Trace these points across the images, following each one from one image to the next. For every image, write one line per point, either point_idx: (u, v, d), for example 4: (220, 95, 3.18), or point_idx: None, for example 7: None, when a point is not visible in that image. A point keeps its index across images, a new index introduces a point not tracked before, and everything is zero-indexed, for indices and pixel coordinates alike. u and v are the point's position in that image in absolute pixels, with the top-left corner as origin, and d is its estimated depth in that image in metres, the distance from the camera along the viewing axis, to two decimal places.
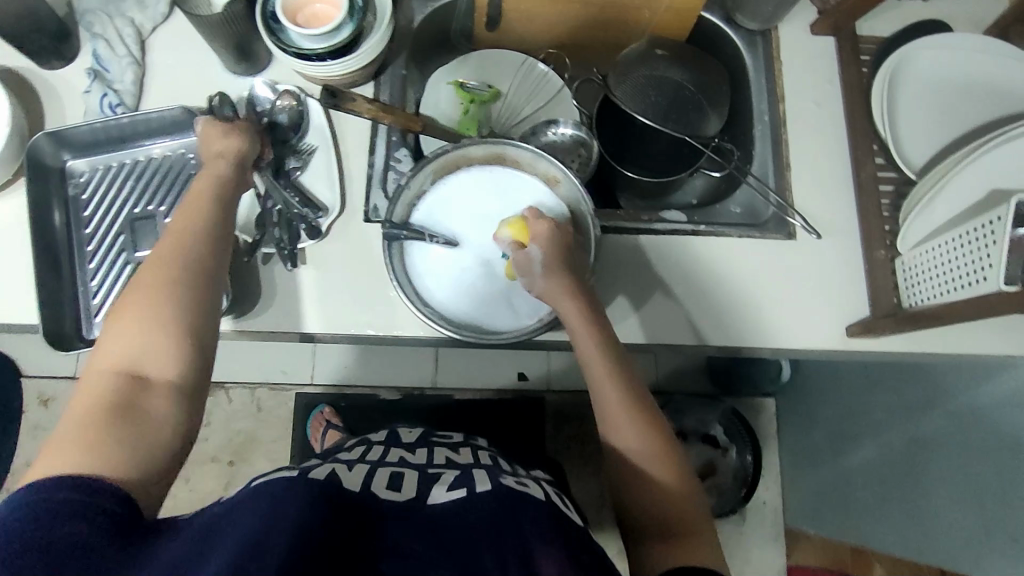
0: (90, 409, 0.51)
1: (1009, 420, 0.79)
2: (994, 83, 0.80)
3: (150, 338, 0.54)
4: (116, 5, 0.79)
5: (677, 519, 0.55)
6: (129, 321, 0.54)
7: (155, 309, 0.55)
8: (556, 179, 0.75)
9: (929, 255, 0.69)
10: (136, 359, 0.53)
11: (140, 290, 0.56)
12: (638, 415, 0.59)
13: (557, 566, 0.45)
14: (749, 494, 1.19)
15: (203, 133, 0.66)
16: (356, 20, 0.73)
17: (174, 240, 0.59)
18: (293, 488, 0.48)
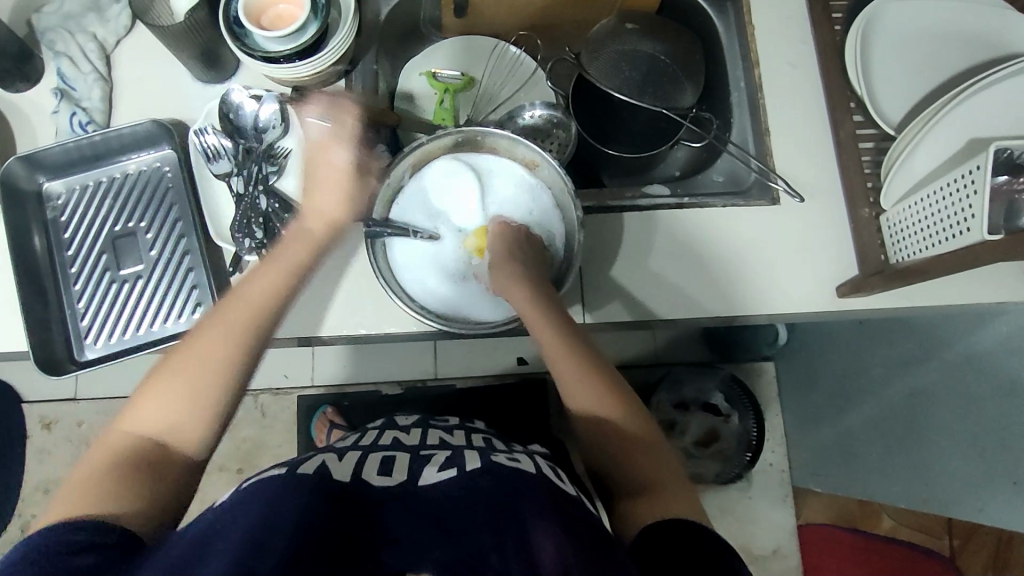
0: (108, 459, 0.53)
1: (1005, 366, 0.79)
2: (968, 31, 0.80)
3: (184, 409, 0.56)
4: (77, 21, 0.78)
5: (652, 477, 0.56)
6: (165, 383, 0.57)
7: (198, 381, 0.57)
8: (536, 163, 0.74)
9: (912, 210, 0.68)
10: (167, 422, 0.55)
11: (203, 345, 0.59)
12: (602, 385, 0.62)
13: (553, 538, 0.45)
14: (754, 459, 1.21)
15: (316, 180, 0.70)
16: (321, 18, 0.72)
17: (266, 287, 0.63)
18: (287, 484, 0.48)
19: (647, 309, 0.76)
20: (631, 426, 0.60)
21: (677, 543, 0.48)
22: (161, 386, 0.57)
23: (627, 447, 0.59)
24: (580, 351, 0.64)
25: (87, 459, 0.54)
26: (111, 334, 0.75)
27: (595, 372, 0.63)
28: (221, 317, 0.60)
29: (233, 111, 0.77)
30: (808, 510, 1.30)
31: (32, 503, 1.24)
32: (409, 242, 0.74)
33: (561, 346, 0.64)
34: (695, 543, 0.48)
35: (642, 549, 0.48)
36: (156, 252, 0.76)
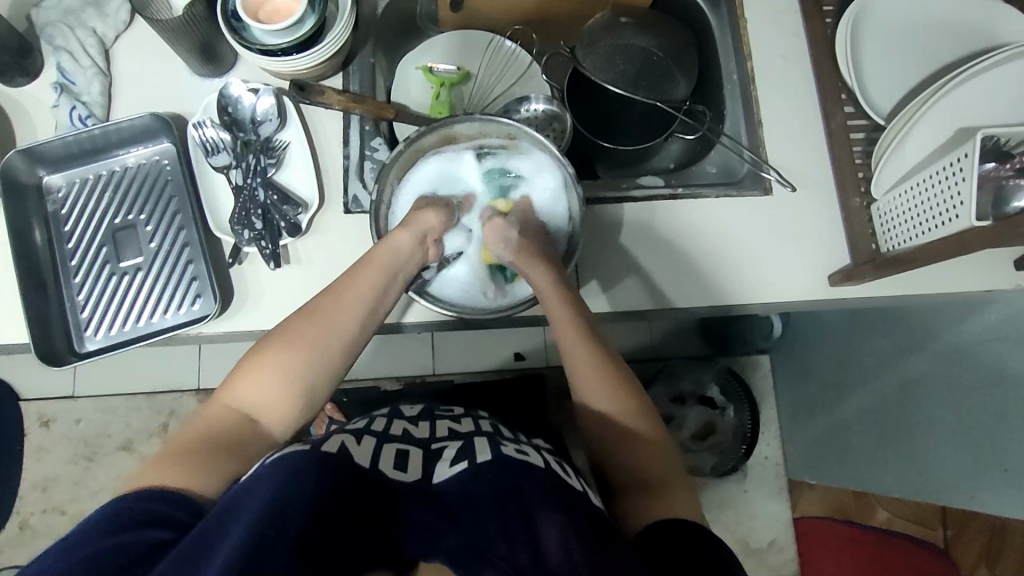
0: (209, 432, 0.56)
1: (995, 353, 0.81)
2: (955, 23, 0.81)
3: (276, 393, 0.59)
4: (76, 16, 0.79)
5: (652, 472, 0.58)
6: (265, 371, 0.59)
7: (294, 364, 0.60)
8: (514, 135, 0.76)
9: (902, 199, 0.69)
10: (261, 403, 0.58)
11: (296, 334, 0.62)
12: (611, 374, 0.63)
13: (559, 534, 0.46)
14: (749, 451, 1.22)
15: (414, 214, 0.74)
16: (318, 11, 0.73)
17: (334, 309, 0.64)
18: (313, 459, 0.49)
19: (643, 298, 0.77)
20: (636, 420, 0.61)
21: (679, 542, 0.49)
22: (254, 372, 0.59)
23: (629, 440, 0.60)
24: (591, 340, 0.64)
25: (190, 425, 0.57)
26: (111, 325, 0.75)
27: (606, 362, 0.63)
28: (306, 324, 0.63)
29: (231, 106, 0.78)
30: (804, 504, 1.30)
31: (31, 501, 1.24)
32: None
33: (574, 333, 0.65)
34: (695, 543, 0.49)
35: (644, 545, 0.50)
36: (156, 244, 0.77)
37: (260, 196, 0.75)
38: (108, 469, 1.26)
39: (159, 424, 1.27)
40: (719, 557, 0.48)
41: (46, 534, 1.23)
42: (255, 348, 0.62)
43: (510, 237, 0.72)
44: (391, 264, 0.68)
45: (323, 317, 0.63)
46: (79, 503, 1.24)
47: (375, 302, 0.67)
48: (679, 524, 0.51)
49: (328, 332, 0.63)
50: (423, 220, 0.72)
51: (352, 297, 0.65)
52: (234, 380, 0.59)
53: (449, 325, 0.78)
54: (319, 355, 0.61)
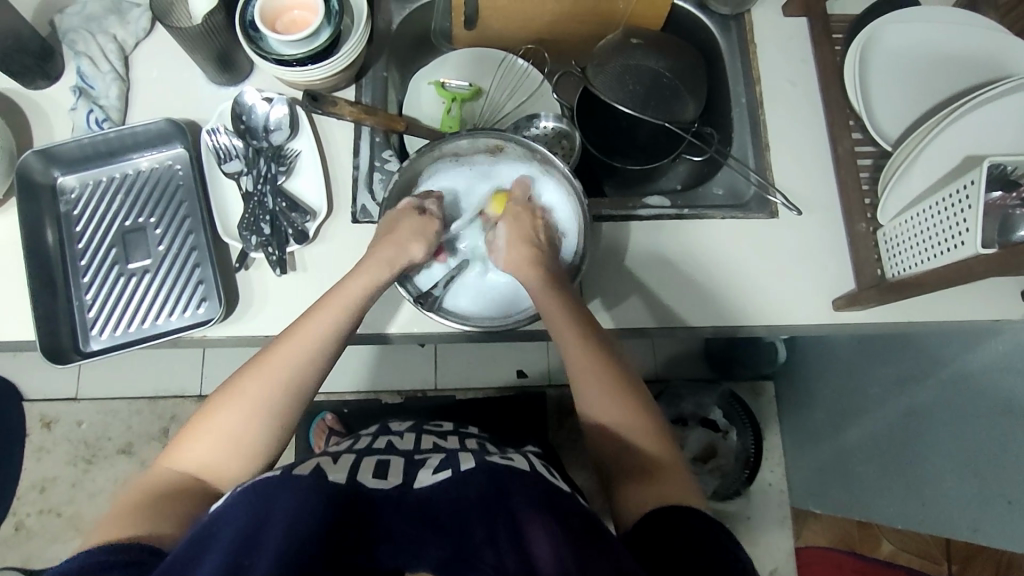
0: (167, 490, 0.56)
1: (1002, 383, 0.80)
2: (965, 53, 0.82)
3: (224, 454, 0.58)
4: (98, 23, 0.81)
5: (655, 468, 0.58)
6: (208, 432, 0.58)
7: (239, 426, 0.58)
8: (500, 146, 0.78)
9: (908, 225, 0.69)
10: (205, 462, 0.57)
11: (237, 396, 0.59)
12: (610, 375, 0.63)
13: (549, 544, 0.45)
14: (751, 475, 1.23)
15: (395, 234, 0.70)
16: (334, 24, 0.74)
17: (287, 363, 0.61)
18: (283, 482, 0.48)
19: (645, 318, 0.77)
20: (637, 420, 0.61)
21: (687, 529, 0.50)
22: (200, 433, 0.58)
23: (637, 447, 0.60)
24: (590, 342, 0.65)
25: (140, 483, 0.57)
26: (116, 325, 0.76)
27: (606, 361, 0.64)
28: (254, 377, 0.60)
29: (246, 114, 0.79)
30: (808, 534, 1.27)
31: (28, 501, 1.24)
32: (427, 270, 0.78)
33: (574, 334, 0.65)
34: (700, 528, 0.50)
35: (659, 534, 0.51)
36: (164, 246, 0.77)
37: (271, 202, 0.76)
38: (107, 472, 1.26)
39: (160, 429, 1.27)
40: (715, 532, 0.50)
41: (42, 535, 1.23)
42: (207, 402, 0.60)
43: (497, 242, 0.73)
44: (357, 301, 0.66)
45: (268, 375, 0.60)
46: (76, 506, 1.24)
47: (327, 351, 0.63)
48: (685, 513, 0.52)
49: (277, 386, 0.60)
50: (407, 253, 0.69)
51: (310, 346, 0.62)
52: (181, 439, 0.58)
53: (448, 337, 0.77)
54: (263, 417, 0.59)
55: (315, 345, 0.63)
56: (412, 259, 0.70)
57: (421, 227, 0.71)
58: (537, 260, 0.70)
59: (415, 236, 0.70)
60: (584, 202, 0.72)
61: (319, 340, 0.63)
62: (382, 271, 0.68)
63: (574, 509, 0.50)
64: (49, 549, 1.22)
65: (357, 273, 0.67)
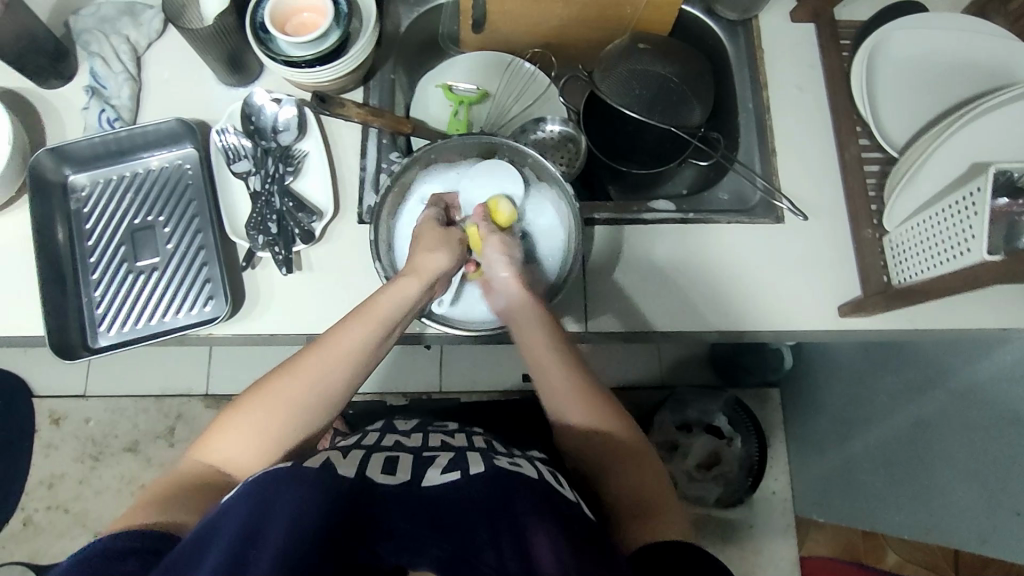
0: (177, 486, 0.57)
1: (1009, 393, 0.79)
2: (974, 60, 0.81)
3: (252, 453, 0.58)
4: (112, 25, 0.82)
5: (640, 481, 0.59)
6: (238, 431, 0.59)
7: (270, 427, 0.59)
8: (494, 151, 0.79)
9: (915, 232, 0.69)
10: (231, 460, 0.58)
11: (271, 396, 0.60)
12: (591, 396, 0.63)
13: (551, 548, 0.45)
14: (755, 483, 1.21)
15: (421, 247, 0.70)
16: (342, 26, 0.75)
17: (317, 370, 0.62)
18: (294, 475, 0.49)
19: (648, 322, 0.77)
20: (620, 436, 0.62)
21: (673, 554, 0.50)
22: (228, 432, 0.59)
23: (623, 474, 0.60)
24: (567, 364, 0.65)
25: (164, 478, 0.58)
26: (124, 322, 0.76)
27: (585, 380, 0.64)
28: (285, 381, 0.61)
29: (255, 115, 0.80)
30: (811, 543, 1.28)
31: (36, 497, 1.26)
32: None
33: (551, 360, 0.65)
34: (682, 552, 0.50)
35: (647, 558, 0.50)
36: (173, 245, 0.78)
37: (279, 202, 0.77)
38: (114, 469, 1.27)
39: (166, 427, 1.28)
40: (696, 551, 0.50)
41: (49, 531, 1.24)
42: (236, 401, 0.61)
43: (514, 256, 0.71)
44: (391, 316, 0.65)
45: (303, 379, 0.61)
46: (83, 502, 1.25)
47: (359, 362, 0.64)
48: (670, 543, 0.51)
49: (308, 391, 0.61)
50: (436, 264, 0.69)
51: (342, 354, 0.63)
52: (209, 436, 0.59)
53: (452, 338, 0.77)
54: (296, 421, 0.60)
55: (350, 357, 0.63)
56: (443, 268, 0.70)
57: (443, 239, 0.71)
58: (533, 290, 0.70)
59: (442, 247, 0.70)
60: (575, 205, 0.73)
61: (351, 348, 0.63)
62: (414, 286, 0.67)
63: (569, 511, 0.51)
64: (55, 545, 1.23)
65: (391, 288, 0.66)
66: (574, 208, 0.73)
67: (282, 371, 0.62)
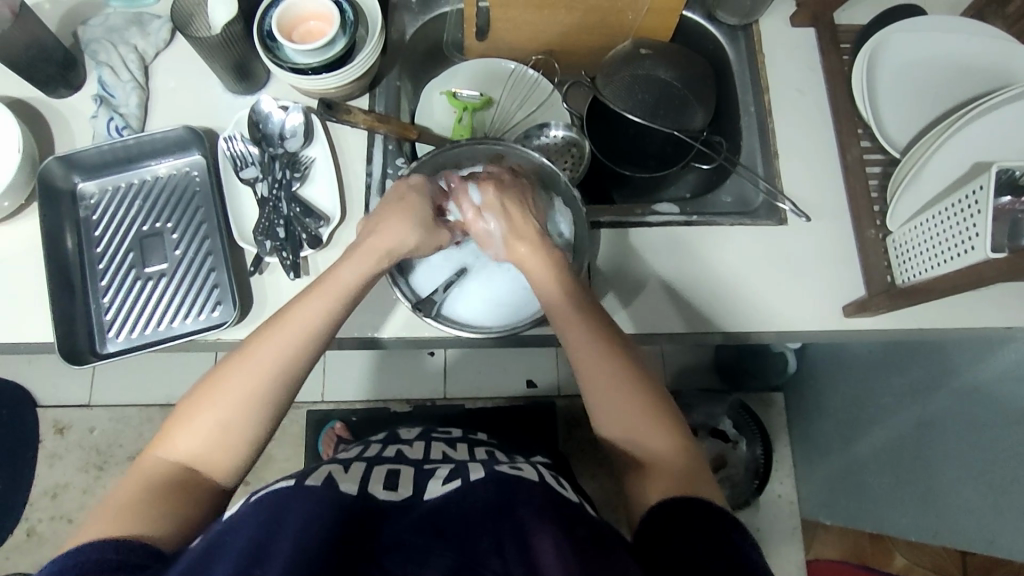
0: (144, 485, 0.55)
1: (1013, 393, 0.79)
2: (974, 62, 0.82)
3: (213, 445, 0.57)
4: (120, 34, 0.83)
5: (673, 463, 0.56)
6: (195, 423, 0.57)
7: (228, 420, 0.57)
8: (503, 155, 0.78)
9: (918, 231, 0.69)
10: (198, 455, 0.57)
11: (225, 389, 0.58)
12: (625, 380, 0.61)
13: (554, 552, 0.45)
14: (762, 485, 1.22)
15: (390, 216, 0.70)
16: (349, 33, 0.76)
17: (274, 355, 0.60)
18: (295, 492, 0.49)
19: (654, 321, 0.78)
20: (647, 410, 0.60)
21: (688, 517, 0.50)
22: (188, 425, 0.57)
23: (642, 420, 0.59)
24: (607, 347, 0.63)
25: (127, 477, 0.56)
26: (133, 327, 0.77)
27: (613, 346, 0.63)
28: (242, 367, 0.59)
29: (262, 123, 0.81)
30: (818, 546, 1.27)
31: (40, 507, 1.25)
32: (432, 274, 0.77)
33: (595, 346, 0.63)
34: (699, 514, 0.50)
35: (660, 519, 0.51)
36: (180, 251, 0.79)
37: (286, 207, 0.78)
38: (118, 479, 1.27)
39: None
40: (718, 514, 0.50)
41: (53, 542, 1.24)
42: (192, 392, 0.59)
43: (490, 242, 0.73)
44: (350, 290, 0.65)
45: (255, 371, 0.59)
46: (87, 512, 1.25)
47: (317, 345, 0.62)
48: (690, 502, 0.51)
49: (263, 377, 0.59)
50: (399, 236, 0.69)
51: (298, 336, 0.61)
52: (169, 430, 0.57)
53: (458, 341, 0.78)
54: (253, 411, 0.58)
55: (305, 338, 0.62)
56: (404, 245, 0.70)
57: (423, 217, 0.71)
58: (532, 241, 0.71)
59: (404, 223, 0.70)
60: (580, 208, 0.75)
61: (307, 330, 0.62)
62: (366, 266, 0.67)
63: (572, 511, 0.51)
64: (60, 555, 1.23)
65: (348, 262, 0.67)
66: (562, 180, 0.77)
67: (237, 357, 0.60)
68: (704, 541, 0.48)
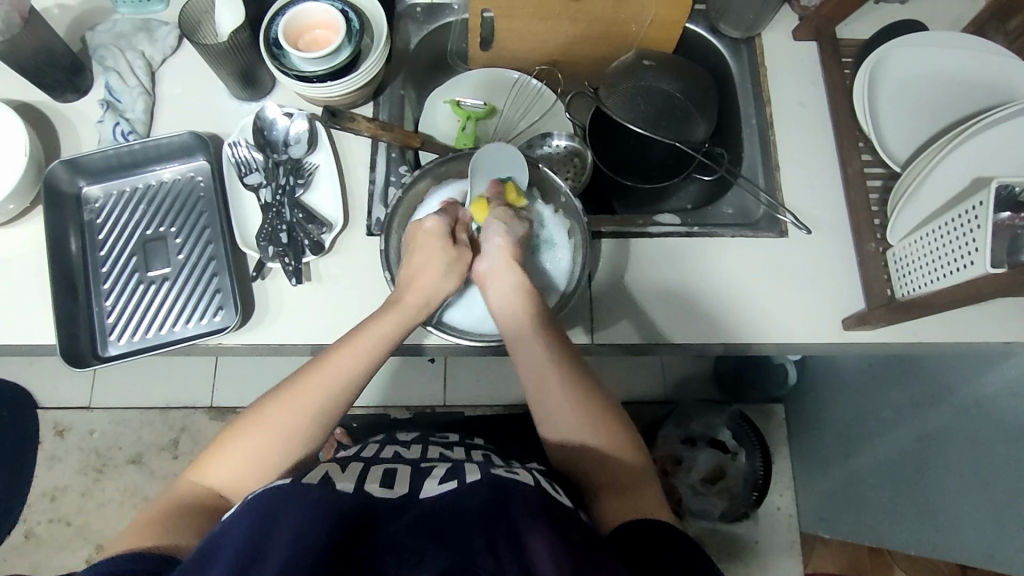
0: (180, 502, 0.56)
1: (1011, 408, 0.80)
2: (974, 78, 0.83)
3: (250, 480, 0.58)
4: (128, 40, 0.84)
5: (634, 484, 0.58)
6: (233, 455, 0.58)
7: (264, 453, 0.59)
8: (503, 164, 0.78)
9: (918, 245, 0.70)
10: (231, 484, 0.58)
11: (267, 425, 0.59)
12: (587, 408, 0.63)
13: (547, 553, 0.45)
14: (760, 498, 1.20)
15: (418, 247, 0.71)
16: (354, 42, 0.76)
17: (316, 400, 0.61)
18: (294, 489, 0.49)
19: (653, 332, 0.78)
20: (611, 438, 0.61)
21: (653, 534, 0.50)
22: (224, 457, 0.58)
23: (601, 448, 0.61)
24: (563, 377, 0.64)
25: (162, 496, 0.58)
26: (135, 331, 0.77)
27: (573, 373, 0.65)
28: (282, 409, 0.60)
29: (267, 129, 0.81)
30: (817, 560, 1.27)
31: (39, 509, 1.25)
32: None
33: (552, 378, 0.64)
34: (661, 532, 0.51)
35: (620, 538, 0.51)
36: (184, 255, 0.79)
37: (290, 213, 0.78)
38: (117, 482, 1.27)
39: (171, 440, 1.28)
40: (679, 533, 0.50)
41: (51, 543, 1.24)
42: (231, 425, 0.61)
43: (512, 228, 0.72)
44: (387, 340, 0.66)
45: (297, 408, 0.60)
46: (86, 515, 1.25)
47: (354, 391, 0.63)
48: (654, 524, 0.52)
49: (302, 421, 0.60)
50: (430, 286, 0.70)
51: (337, 384, 0.62)
52: (207, 458, 0.59)
53: (458, 349, 0.78)
54: (289, 452, 0.59)
55: (342, 381, 0.63)
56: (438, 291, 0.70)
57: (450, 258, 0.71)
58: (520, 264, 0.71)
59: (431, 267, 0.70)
60: (584, 221, 0.75)
61: (345, 380, 0.63)
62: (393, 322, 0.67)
63: (561, 514, 0.51)
64: (58, 557, 1.23)
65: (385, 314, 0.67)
66: (581, 222, 0.76)
67: (276, 398, 0.61)
68: (672, 546, 0.49)
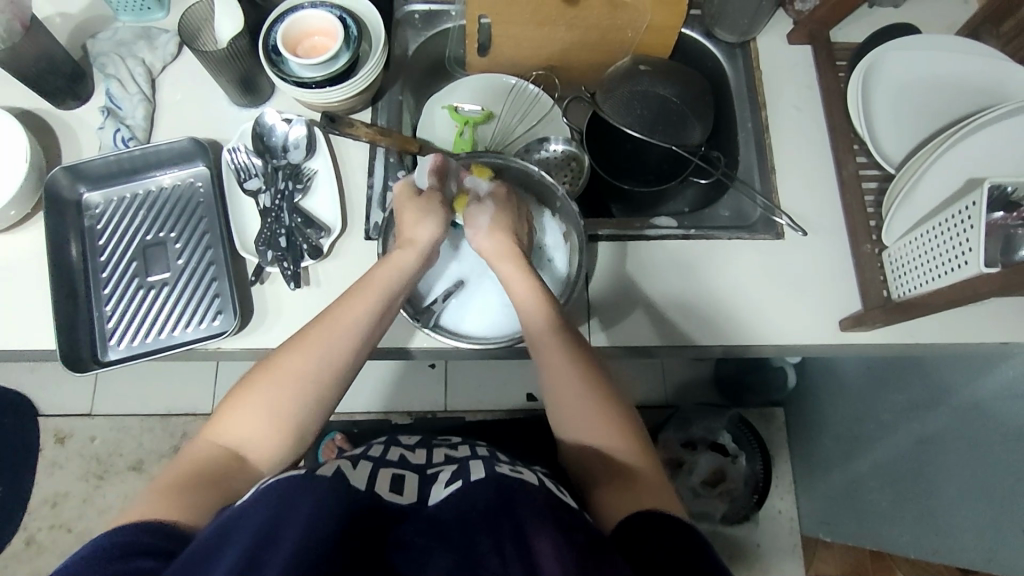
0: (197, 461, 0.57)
1: (1010, 409, 0.80)
2: (968, 80, 0.83)
3: (269, 429, 0.59)
4: (128, 47, 0.84)
5: (646, 481, 0.57)
6: (250, 402, 0.59)
7: (282, 399, 0.59)
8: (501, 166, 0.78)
9: (914, 245, 0.70)
10: (247, 438, 0.58)
11: (283, 371, 0.60)
12: (603, 408, 0.63)
13: (553, 553, 0.45)
14: (761, 501, 1.22)
15: (408, 216, 0.71)
16: (352, 48, 0.77)
17: (327, 343, 0.62)
18: (304, 481, 0.49)
19: (651, 335, 0.78)
20: (623, 439, 0.61)
21: (663, 531, 0.50)
22: (241, 408, 0.59)
23: (613, 447, 0.61)
24: (581, 373, 0.64)
25: (179, 457, 0.58)
26: (134, 336, 0.78)
27: (590, 371, 0.65)
28: (295, 353, 0.61)
29: (266, 135, 0.82)
30: (818, 563, 1.26)
31: (40, 516, 1.25)
32: (431, 288, 0.78)
33: (569, 378, 0.64)
34: (672, 528, 0.50)
35: (626, 534, 0.51)
36: (183, 260, 0.80)
37: (289, 218, 0.79)
38: (118, 488, 1.27)
39: (171, 447, 1.28)
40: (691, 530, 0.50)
41: (52, 550, 1.24)
42: (246, 377, 0.61)
43: (478, 221, 0.72)
44: (390, 289, 0.67)
45: (309, 351, 0.61)
46: (86, 521, 1.25)
47: (363, 334, 0.64)
48: (666, 519, 0.51)
49: (314, 362, 0.61)
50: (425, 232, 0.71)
51: (345, 327, 0.63)
52: (224, 411, 0.59)
53: (456, 353, 0.78)
54: (304, 398, 0.60)
55: (350, 327, 0.63)
56: (428, 233, 0.70)
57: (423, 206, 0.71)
58: (518, 255, 0.71)
59: (420, 218, 0.71)
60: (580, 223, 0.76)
61: (354, 324, 0.63)
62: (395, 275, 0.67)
63: (566, 513, 0.50)
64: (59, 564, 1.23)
65: (387, 262, 0.68)
66: (578, 225, 0.76)
67: (288, 346, 0.62)
68: (684, 547, 0.48)
